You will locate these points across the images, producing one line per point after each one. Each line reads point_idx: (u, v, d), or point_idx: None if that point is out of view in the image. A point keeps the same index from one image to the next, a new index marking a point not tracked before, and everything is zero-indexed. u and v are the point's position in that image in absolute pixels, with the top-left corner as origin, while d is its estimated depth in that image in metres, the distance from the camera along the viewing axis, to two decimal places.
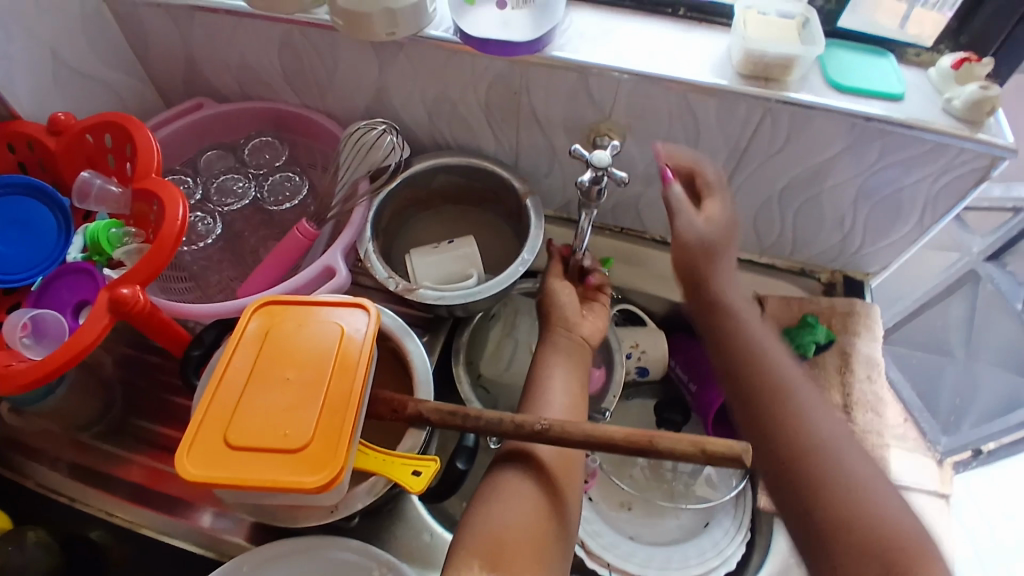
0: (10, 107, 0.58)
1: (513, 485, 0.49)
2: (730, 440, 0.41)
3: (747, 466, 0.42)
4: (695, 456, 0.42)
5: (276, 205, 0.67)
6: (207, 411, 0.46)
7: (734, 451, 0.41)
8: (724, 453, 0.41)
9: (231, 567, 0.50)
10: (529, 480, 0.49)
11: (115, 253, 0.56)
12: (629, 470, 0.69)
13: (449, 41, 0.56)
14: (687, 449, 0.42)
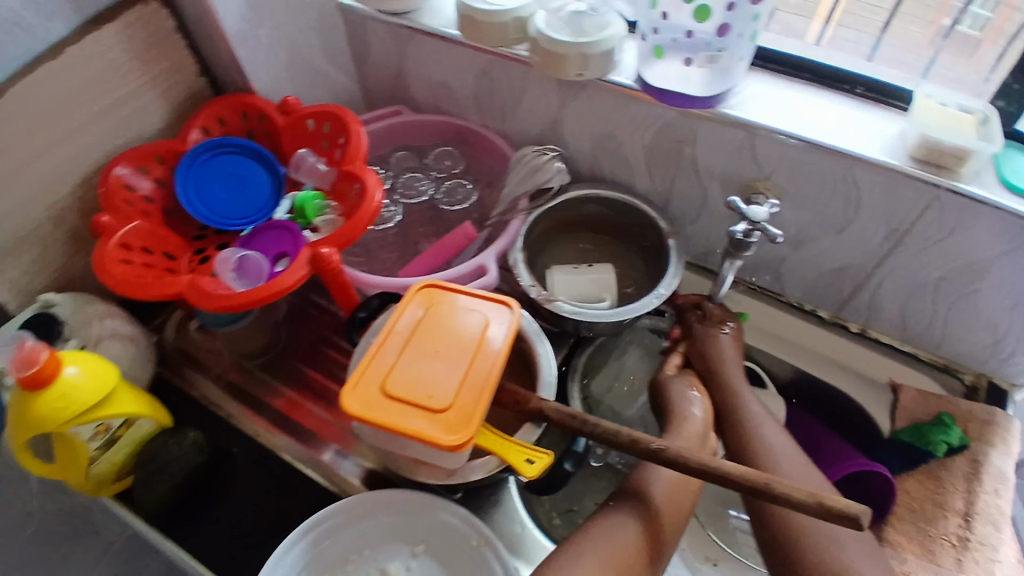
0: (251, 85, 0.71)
1: (617, 526, 0.52)
2: (850, 500, 0.41)
3: (863, 529, 0.41)
4: (811, 509, 0.42)
5: (448, 206, 0.76)
6: (371, 362, 0.53)
7: (852, 511, 0.41)
8: (842, 510, 0.41)
9: (349, 504, 0.56)
10: (636, 522, 0.53)
11: (314, 221, 0.68)
12: (722, 525, 0.68)
13: (629, 87, 0.62)
14: (804, 499, 0.42)
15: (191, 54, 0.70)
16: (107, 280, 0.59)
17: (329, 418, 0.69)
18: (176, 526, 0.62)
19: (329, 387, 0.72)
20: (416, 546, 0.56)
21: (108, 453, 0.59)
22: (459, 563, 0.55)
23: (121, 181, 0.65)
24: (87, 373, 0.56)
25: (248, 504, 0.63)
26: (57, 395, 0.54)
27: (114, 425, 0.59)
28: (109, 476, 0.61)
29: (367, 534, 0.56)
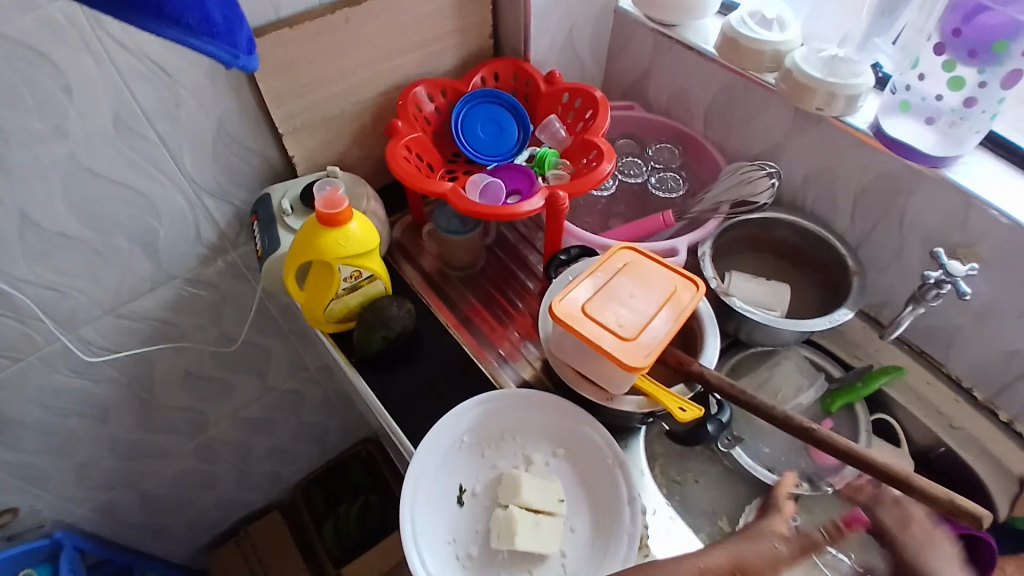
0: (529, 52, 0.86)
1: None
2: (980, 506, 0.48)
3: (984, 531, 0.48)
4: (943, 505, 0.49)
5: (656, 191, 0.87)
6: (578, 286, 0.65)
7: (980, 512, 0.48)
8: (970, 510, 0.48)
9: (517, 394, 0.67)
10: None
11: (547, 174, 0.81)
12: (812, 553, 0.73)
13: (862, 131, 0.70)
14: (937, 496, 0.49)
15: (492, 17, 0.86)
16: (393, 168, 0.76)
17: (501, 328, 0.82)
18: (372, 368, 0.77)
19: (509, 308, 0.85)
20: (558, 449, 0.66)
21: (346, 295, 0.75)
22: (591, 472, 0.65)
23: (417, 98, 0.83)
24: (361, 230, 0.71)
25: (430, 372, 0.77)
26: (339, 239, 0.69)
27: (362, 277, 0.74)
28: (339, 314, 0.77)
29: (522, 423, 0.67)
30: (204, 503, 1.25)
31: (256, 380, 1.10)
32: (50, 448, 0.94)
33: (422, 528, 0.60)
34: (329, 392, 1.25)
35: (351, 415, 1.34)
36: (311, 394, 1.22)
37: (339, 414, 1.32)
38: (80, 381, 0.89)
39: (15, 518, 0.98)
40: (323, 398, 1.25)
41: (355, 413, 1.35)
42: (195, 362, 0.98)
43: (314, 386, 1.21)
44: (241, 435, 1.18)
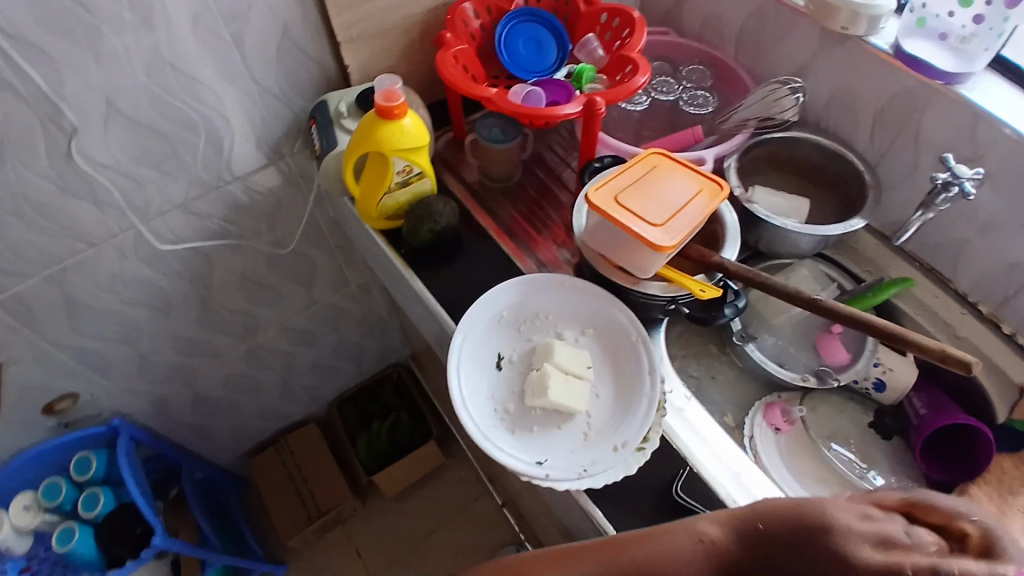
0: None
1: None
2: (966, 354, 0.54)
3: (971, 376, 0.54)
4: (933, 355, 0.55)
5: (686, 107, 0.92)
6: (608, 181, 0.71)
7: (967, 359, 0.53)
8: (957, 358, 0.54)
9: (551, 279, 0.75)
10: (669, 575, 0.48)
11: (583, 87, 0.87)
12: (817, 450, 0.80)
13: (882, 50, 0.75)
14: (929, 347, 0.55)
15: None
16: (443, 74, 0.82)
17: (538, 237, 0.88)
18: (420, 262, 0.85)
19: (547, 220, 0.91)
20: (587, 328, 0.73)
21: (397, 193, 0.83)
22: (616, 350, 0.72)
23: (465, 12, 0.88)
24: (414, 126, 0.78)
25: (473, 267, 0.84)
26: (395, 132, 0.76)
27: (413, 173, 0.81)
28: (391, 211, 0.84)
29: (554, 305, 0.74)
30: (249, 411, 1.32)
31: (303, 289, 1.18)
32: (117, 335, 0.99)
33: (464, 384, 0.68)
34: (366, 310, 1.33)
35: (385, 337, 1.43)
36: (350, 310, 1.30)
37: (374, 334, 1.40)
38: (147, 267, 0.94)
39: (73, 405, 1.03)
40: (361, 316, 1.33)
41: (388, 335, 1.43)
42: (252, 265, 1.06)
43: (353, 302, 1.29)
44: (287, 345, 1.25)
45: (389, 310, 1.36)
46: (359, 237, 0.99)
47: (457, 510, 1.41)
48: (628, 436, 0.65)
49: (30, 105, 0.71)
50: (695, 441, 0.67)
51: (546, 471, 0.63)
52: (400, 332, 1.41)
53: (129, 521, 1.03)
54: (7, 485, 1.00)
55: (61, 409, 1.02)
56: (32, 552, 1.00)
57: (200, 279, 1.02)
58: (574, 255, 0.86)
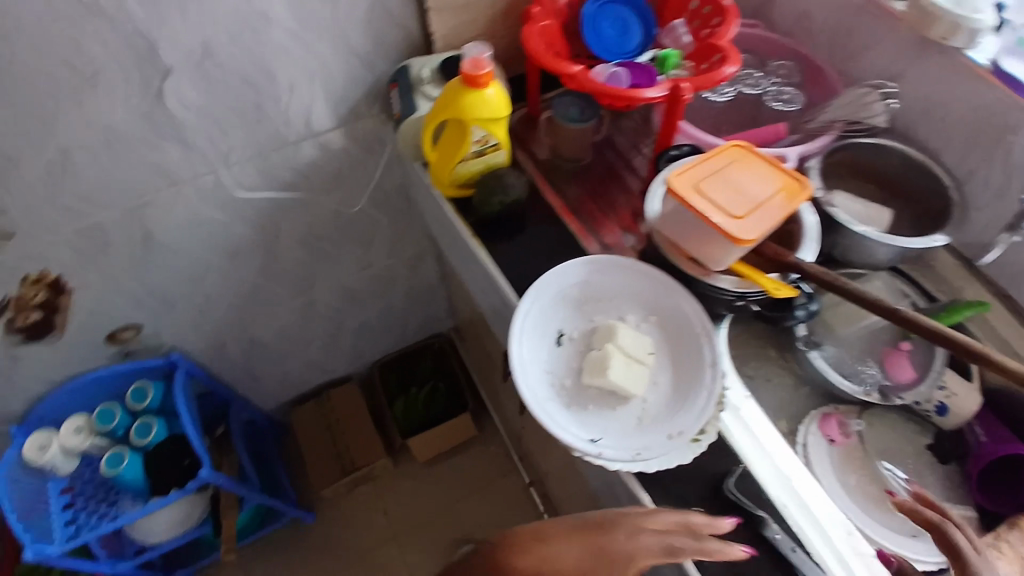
0: None
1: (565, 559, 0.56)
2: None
3: None
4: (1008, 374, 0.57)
5: (769, 103, 0.90)
6: (689, 169, 0.70)
7: None
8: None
9: (620, 261, 0.74)
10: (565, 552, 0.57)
11: (667, 73, 0.85)
12: (868, 467, 0.77)
13: (980, 66, 0.73)
14: (1006, 365, 0.57)
15: None
16: (529, 48, 0.82)
17: (603, 218, 0.88)
18: (485, 232, 0.85)
19: (614, 203, 0.90)
20: (650, 315, 0.73)
21: (471, 163, 0.83)
22: (679, 339, 0.71)
23: None
24: (496, 97, 0.78)
25: (537, 242, 0.84)
26: (476, 100, 0.77)
27: (489, 144, 0.82)
28: (463, 179, 0.85)
29: (620, 288, 0.74)
30: (295, 364, 1.35)
31: (360, 252, 1.19)
32: (185, 273, 1.03)
33: (524, 354, 0.69)
34: (419, 279, 1.33)
35: (432, 307, 1.44)
36: (404, 276, 1.31)
37: (424, 303, 1.41)
38: (220, 210, 0.97)
39: (136, 336, 1.06)
40: (413, 284, 1.34)
41: (435, 306, 1.44)
42: (318, 221, 1.08)
43: (408, 269, 1.30)
44: (338, 304, 1.27)
45: (439, 282, 1.37)
46: (425, 203, 0.99)
47: (483, 485, 1.43)
48: (684, 426, 0.64)
49: (132, 42, 0.73)
50: (749, 437, 0.66)
51: (598, 450, 0.63)
52: (447, 305, 1.42)
53: (179, 448, 1.08)
54: (65, 406, 1.06)
55: (125, 338, 1.06)
56: (77, 473, 1.08)
57: (267, 228, 1.04)
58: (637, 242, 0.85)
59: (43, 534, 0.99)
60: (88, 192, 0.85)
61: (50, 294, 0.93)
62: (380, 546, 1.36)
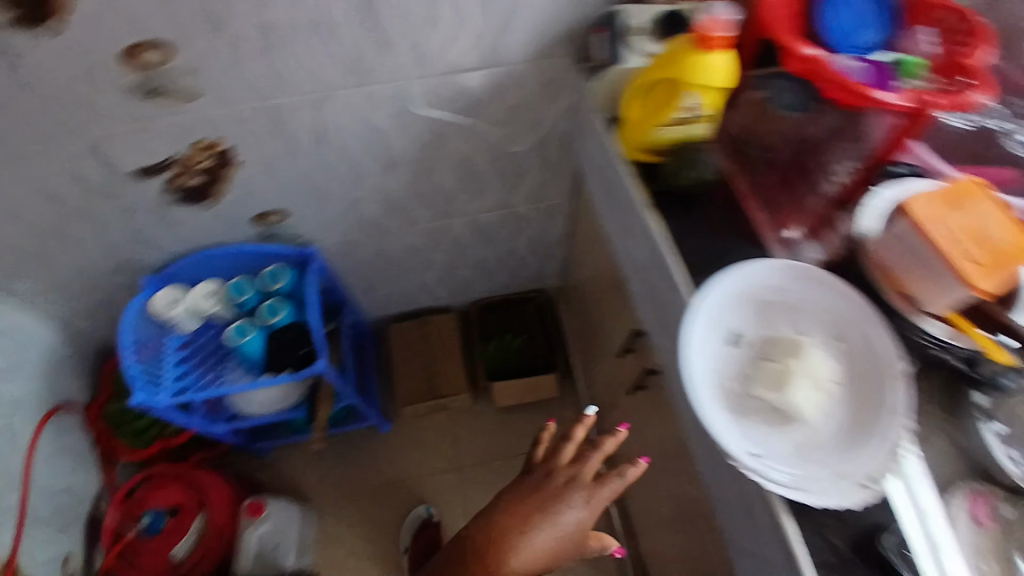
0: None
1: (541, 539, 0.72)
2: None
3: None
4: None
5: (1012, 141, 0.78)
6: (931, 196, 0.65)
7: None
8: None
9: (821, 276, 0.68)
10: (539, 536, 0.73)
11: (905, 80, 0.72)
12: None
13: None
14: None
15: None
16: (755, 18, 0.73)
17: (773, 218, 0.77)
18: (662, 206, 0.79)
19: (791, 203, 0.78)
20: (837, 340, 0.67)
21: (674, 129, 0.78)
22: (861, 373, 0.64)
23: None
24: (723, 65, 0.71)
25: (717, 232, 0.78)
26: (701, 64, 0.71)
27: (698, 113, 0.76)
28: (660, 144, 0.80)
29: (813, 303, 0.68)
30: (404, 283, 1.36)
31: (502, 192, 1.15)
32: (339, 173, 1.03)
33: (697, 344, 0.65)
34: (545, 231, 1.29)
35: (547, 262, 1.39)
36: (532, 226, 1.27)
37: (540, 256, 1.37)
38: (387, 118, 0.95)
39: (281, 222, 1.09)
40: (538, 235, 1.30)
41: (550, 262, 1.40)
42: (475, 152, 1.04)
43: (539, 219, 1.25)
44: (463, 236, 1.26)
45: (563, 240, 1.33)
46: (593, 159, 0.94)
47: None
48: (851, 468, 0.60)
49: None
50: (912, 517, 0.58)
51: (755, 466, 0.60)
52: (563, 266, 1.38)
53: (293, 335, 1.09)
54: (201, 270, 1.11)
55: (272, 221, 1.08)
56: (195, 335, 1.11)
57: (427, 148, 1.02)
58: (837, 244, 0.75)
59: (153, 379, 1.05)
60: (271, 72, 0.84)
61: (220, 162, 0.95)
62: (442, 472, 1.40)
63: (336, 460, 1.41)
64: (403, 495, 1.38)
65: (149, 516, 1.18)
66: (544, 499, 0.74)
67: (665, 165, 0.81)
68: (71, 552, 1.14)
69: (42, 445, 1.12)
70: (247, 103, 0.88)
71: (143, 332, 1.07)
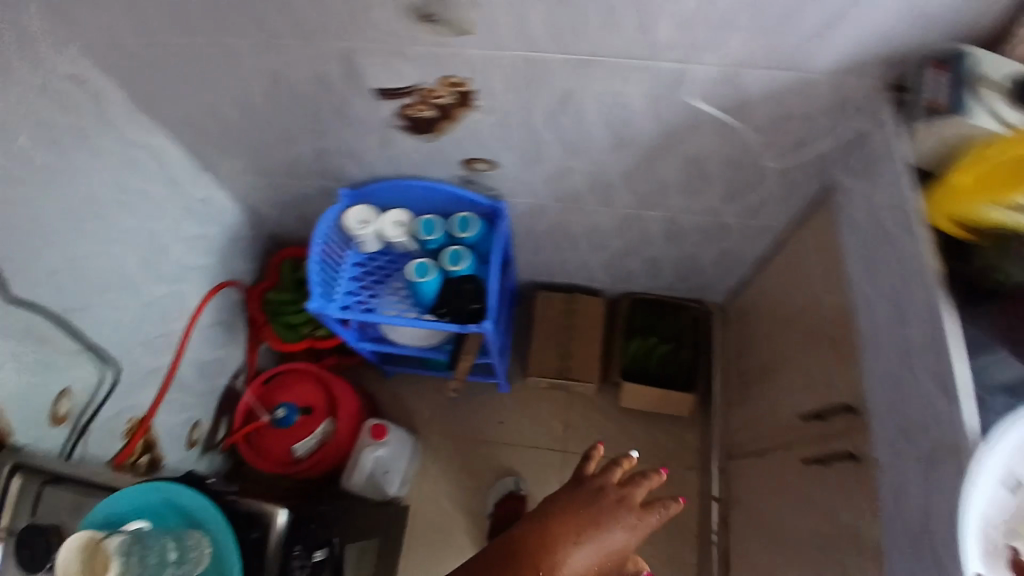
0: None
1: (584, 551, 0.71)
2: None
3: None
4: None
5: None
6: None
7: None
8: None
9: None
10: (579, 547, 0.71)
11: None
12: None
13: None
14: None
15: None
16: None
17: None
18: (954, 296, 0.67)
19: None
20: None
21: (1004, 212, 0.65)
22: None
23: None
24: None
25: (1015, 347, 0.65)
26: None
27: None
28: (976, 225, 0.67)
29: None
30: (573, 257, 1.30)
31: (721, 202, 1.05)
32: (564, 139, 0.96)
33: (974, 481, 0.56)
34: (738, 249, 1.18)
35: (723, 278, 1.28)
36: (728, 241, 1.16)
37: (719, 270, 1.26)
38: (644, 101, 0.86)
39: (486, 171, 1.05)
40: (729, 250, 1.19)
41: (725, 278, 1.29)
42: (714, 155, 0.94)
43: (740, 236, 1.14)
44: (655, 233, 1.17)
45: (754, 268, 1.21)
46: (856, 208, 0.83)
47: (655, 464, 1.37)
48: None
49: None
50: None
51: None
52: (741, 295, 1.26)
53: (466, 286, 1.06)
54: (395, 198, 1.12)
55: (477, 168, 1.06)
56: (373, 258, 1.15)
57: (667, 138, 0.92)
58: None
59: (328, 291, 1.11)
60: (549, 29, 0.76)
61: (458, 101, 0.91)
62: (546, 450, 1.38)
63: (448, 404, 1.42)
64: (500, 457, 1.38)
65: (284, 408, 1.21)
66: (599, 515, 0.74)
67: (973, 246, 0.68)
68: (200, 419, 1.23)
69: (205, 315, 1.19)
70: (511, 53, 0.81)
71: (331, 244, 1.12)
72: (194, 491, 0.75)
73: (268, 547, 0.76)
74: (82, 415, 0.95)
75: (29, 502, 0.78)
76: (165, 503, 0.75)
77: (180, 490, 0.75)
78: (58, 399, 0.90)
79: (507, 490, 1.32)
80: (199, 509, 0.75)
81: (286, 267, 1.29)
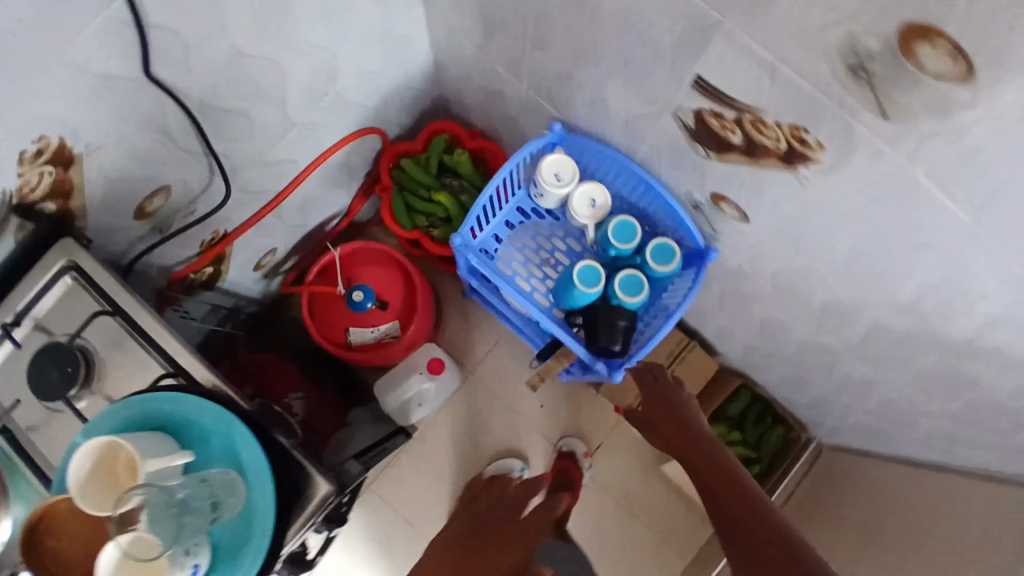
0: None
1: None
2: None
3: None
4: None
5: None
6: None
7: None
8: None
9: None
10: None
11: None
12: None
13: None
14: None
15: None
16: None
17: None
18: None
19: None
20: None
21: None
22: None
23: None
24: None
25: None
26: None
27: None
28: None
29: None
30: (723, 321, 1.12)
31: (938, 411, 0.86)
32: (853, 261, 0.73)
33: None
34: (901, 440, 1.00)
35: (854, 438, 1.11)
36: (899, 430, 0.98)
37: (858, 432, 1.09)
38: (991, 310, 0.64)
39: (729, 217, 0.84)
40: (889, 432, 1.01)
41: (856, 440, 1.12)
42: (992, 388, 0.73)
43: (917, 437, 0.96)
44: (832, 373, 0.99)
45: (888, 464, 1.03)
46: None
47: (651, 529, 1.26)
48: None
49: None
50: None
51: None
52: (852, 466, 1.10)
53: (617, 320, 0.90)
54: (611, 176, 0.96)
55: (723, 210, 0.84)
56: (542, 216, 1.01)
57: (963, 343, 0.71)
58: None
59: (478, 228, 0.99)
60: (980, 183, 0.53)
61: (780, 154, 0.68)
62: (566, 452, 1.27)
63: (505, 357, 1.31)
64: (522, 439, 1.28)
65: (363, 292, 1.08)
66: None
67: None
68: (279, 247, 1.12)
69: (336, 155, 1.06)
70: (899, 163, 0.58)
71: (512, 181, 0.99)
72: (252, 439, 0.60)
73: (296, 520, 0.61)
74: (174, 216, 0.84)
75: (81, 308, 0.69)
76: (217, 431, 0.60)
77: (243, 433, 0.60)
78: (154, 194, 0.78)
79: (510, 472, 1.24)
80: (249, 461, 0.60)
81: (438, 143, 1.13)
